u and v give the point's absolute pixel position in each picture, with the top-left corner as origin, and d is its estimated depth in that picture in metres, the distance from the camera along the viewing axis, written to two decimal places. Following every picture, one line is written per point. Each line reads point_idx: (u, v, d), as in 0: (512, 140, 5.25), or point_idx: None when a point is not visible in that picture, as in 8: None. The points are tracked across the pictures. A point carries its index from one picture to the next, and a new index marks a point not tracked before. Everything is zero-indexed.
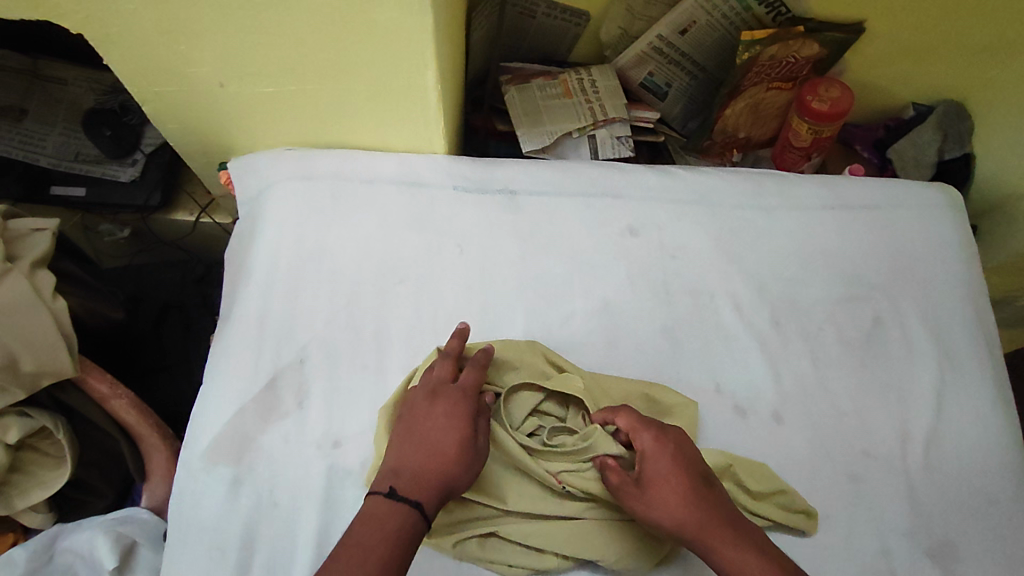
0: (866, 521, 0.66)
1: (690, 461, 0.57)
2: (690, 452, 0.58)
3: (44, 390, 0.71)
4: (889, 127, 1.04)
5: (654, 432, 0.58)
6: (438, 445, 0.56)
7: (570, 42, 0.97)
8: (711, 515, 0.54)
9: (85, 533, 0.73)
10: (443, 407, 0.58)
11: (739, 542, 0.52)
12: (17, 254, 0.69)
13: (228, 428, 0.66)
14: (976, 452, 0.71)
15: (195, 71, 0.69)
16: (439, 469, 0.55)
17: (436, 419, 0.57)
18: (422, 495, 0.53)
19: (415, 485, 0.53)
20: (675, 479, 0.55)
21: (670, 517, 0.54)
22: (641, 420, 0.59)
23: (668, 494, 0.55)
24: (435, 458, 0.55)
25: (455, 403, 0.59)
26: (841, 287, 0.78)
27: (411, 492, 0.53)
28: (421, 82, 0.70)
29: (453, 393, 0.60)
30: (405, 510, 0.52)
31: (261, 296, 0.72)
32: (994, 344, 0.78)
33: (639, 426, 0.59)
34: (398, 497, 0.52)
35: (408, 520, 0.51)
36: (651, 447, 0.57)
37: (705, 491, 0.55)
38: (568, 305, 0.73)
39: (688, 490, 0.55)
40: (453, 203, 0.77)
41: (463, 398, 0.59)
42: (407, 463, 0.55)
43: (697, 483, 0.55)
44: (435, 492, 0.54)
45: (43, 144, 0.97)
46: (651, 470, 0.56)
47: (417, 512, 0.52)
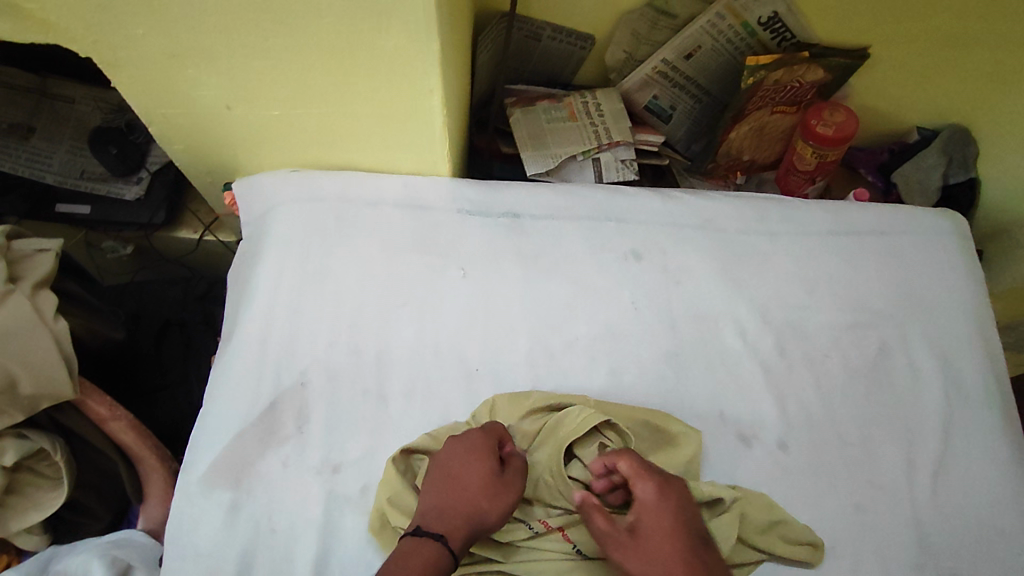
0: (874, 553, 0.65)
1: (689, 518, 0.56)
2: (688, 508, 0.57)
3: (44, 411, 0.71)
4: (894, 151, 1.03)
5: (655, 483, 0.58)
6: (461, 481, 0.58)
7: (574, 65, 0.98)
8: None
9: (78, 557, 0.72)
10: (465, 445, 0.60)
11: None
12: (19, 275, 0.69)
13: (226, 453, 0.65)
14: (986, 482, 0.70)
15: (202, 94, 0.69)
16: (466, 506, 0.57)
17: (457, 456, 0.60)
18: (446, 529, 0.55)
19: (441, 521, 0.56)
20: (670, 534, 0.55)
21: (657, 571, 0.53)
22: (644, 467, 0.58)
23: (659, 551, 0.54)
24: (459, 495, 0.57)
25: (477, 439, 0.61)
26: (847, 314, 0.77)
27: (436, 528, 0.55)
28: (427, 107, 0.70)
29: (473, 431, 0.62)
30: (431, 544, 0.54)
31: (264, 319, 0.71)
32: (1003, 373, 0.77)
33: (641, 475, 0.58)
34: (424, 532, 0.54)
35: (436, 552, 0.53)
36: (653, 500, 0.56)
37: (699, 551, 0.54)
38: (571, 329, 0.73)
39: (682, 549, 0.54)
40: (457, 226, 0.77)
41: (482, 435, 0.61)
42: (432, 503, 0.57)
43: (690, 542, 0.55)
44: (459, 526, 0.56)
45: (49, 162, 0.97)
46: (647, 523, 0.55)
47: (444, 546, 0.54)
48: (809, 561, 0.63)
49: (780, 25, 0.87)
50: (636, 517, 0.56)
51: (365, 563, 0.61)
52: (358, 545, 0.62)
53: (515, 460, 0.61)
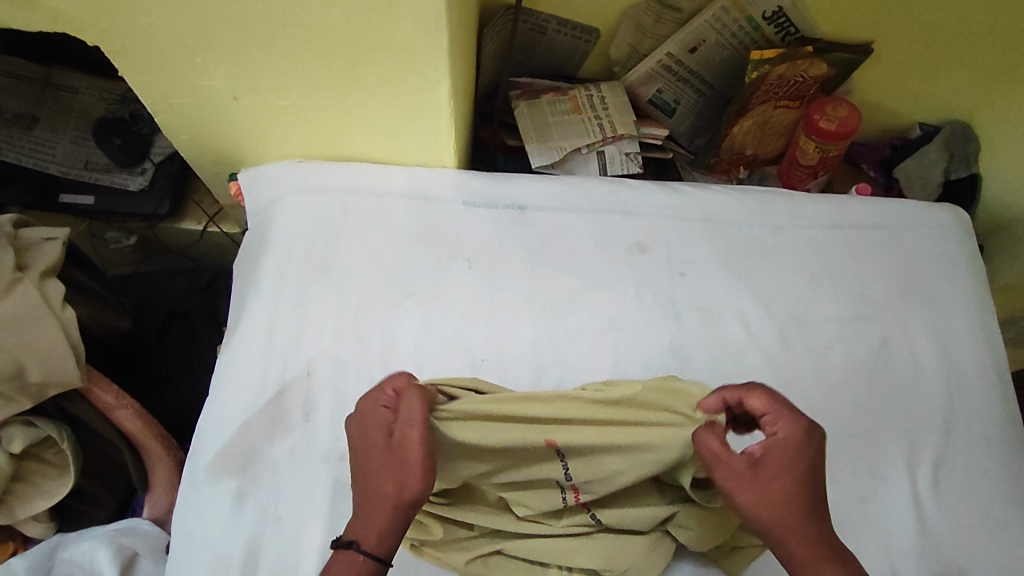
0: (873, 542, 0.66)
1: (820, 468, 0.48)
2: (824, 457, 0.49)
3: (51, 400, 0.71)
4: (895, 147, 1.04)
5: (796, 423, 0.48)
6: (359, 466, 0.51)
7: (578, 59, 0.98)
8: (813, 528, 0.47)
9: (85, 544, 0.73)
10: (356, 421, 0.52)
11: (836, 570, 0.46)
12: (27, 262, 0.69)
13: (233, 441, 0.66)
14: (986, 473, 0.71)
15: (209, 83, 0.69)
16: (369, 492, 0.49)
17: (355, 436, 0.52)
18: (353, 530, 0.49)
19: (352, 522, 0.50)
20: (798, 479, 0.47)
21: (772, 515, 0.47)
22: (785, 403, 0.49)
23: (779, 499, 0.47)
24: (363, 486, 0.50)
25: (367, 407, 0.52)
26: (849, 306, 0.77)
27: (346, 532, 0.49)
28: (433, 98, 0.70)
29: (371, 392, 0.53)
30: (343, 554, 0.48)
31: (270, 308, 0.72)
32: (1004, 365, 0.78)
33: (781, 411, 0.49)
34: (338, 543, 0.49)
35: (351, 561, 0.48)
36: (787, 439, 0.48)
37: (819, 501, 0.48)
38: (577, 320, 0.73)
39: (802, 497, 0.47)
40: (463, 217, 0.77)
41: (375, 396, 0.52)
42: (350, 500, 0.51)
43: (816, 495, 0.47)
44: (366, 520, 0.49)
45: (53, 153, 0.97)
46: (777, 460, 0.47)
47: (355, 550, 0.48)
48: None
49: (785, 20, 0.87)
50: (761, 453, 0.48)
51: None
52: None
53: (408, 409, 0.49)
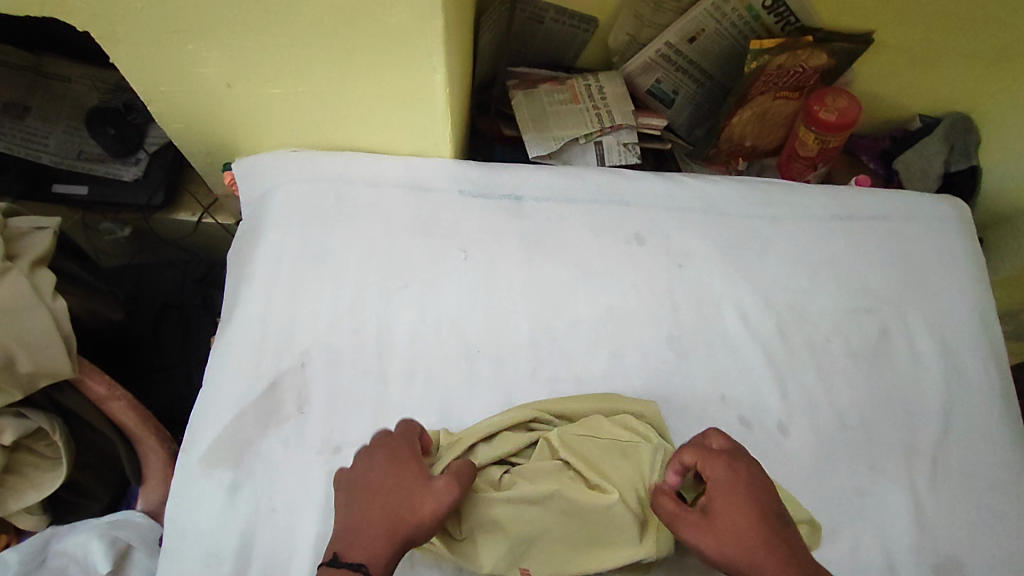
0: (872, 535, 0.66)
1: (766, 499, 0.53)
2: (765, 488, 0.54)
3: (43, 393, 0.71)
4: (895, 138, 1.03)
5: (727, 464, 0.55)
6: (379, 497, 0.54)
7: (576, 49, 0.97)
8: (782, 559, 0.50)
9: (78, 536, 0.72)
10: (386, 460, 0.56)
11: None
12: (18, 252, 0.68)
13: (226, 432, 0.65)
14: (984, 466, 0.71)
15: (202, 71, 0.68)
16: (389, 522, 0.52)
17: (375, 471, 0.55)
18: (363, 554, 0.51)
19: (358, 545, 0.52)
20: (746, 515, 0.52)
21: (738, 556, 0.51)
22: (712, 449, 0.56)
23: (734, 536, 0.51)
24: (384, 517, 0.52)
25: (402, 451, 0.56)
26: (848, 298, 0.77)
27: (352, 554, 0.51)
28: (429, 86, 0.69)
29: (395, 439, 0.57)
30: (347, 575, 0.50)
31: (264, 298, 0.71)
32: (1003, 358, 0.77)
33: (709, 458, 0.55)
34: (340, 563, 0.51)
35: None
36: (722, 482, 0.54)
37: (778, 530, 0.52)
38: (574, 312, 0.73)
39: (757, 531, 0.51)
40: (459, 207, 0.77)
41: (404, 445, 0.57)
42: (355, 525, 0.53)
43: (769, 521, 0.52)
44: (378, 546, 0.51)
45: (45, 142, 0.96)
46: (718, 503, 0.53)
47: (364, 574, 0.51)
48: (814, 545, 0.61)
49: (785, 9, 0.86)
50: (709, 498, 0.54)
51: None
52: None
53: (454, 466, 0.55)
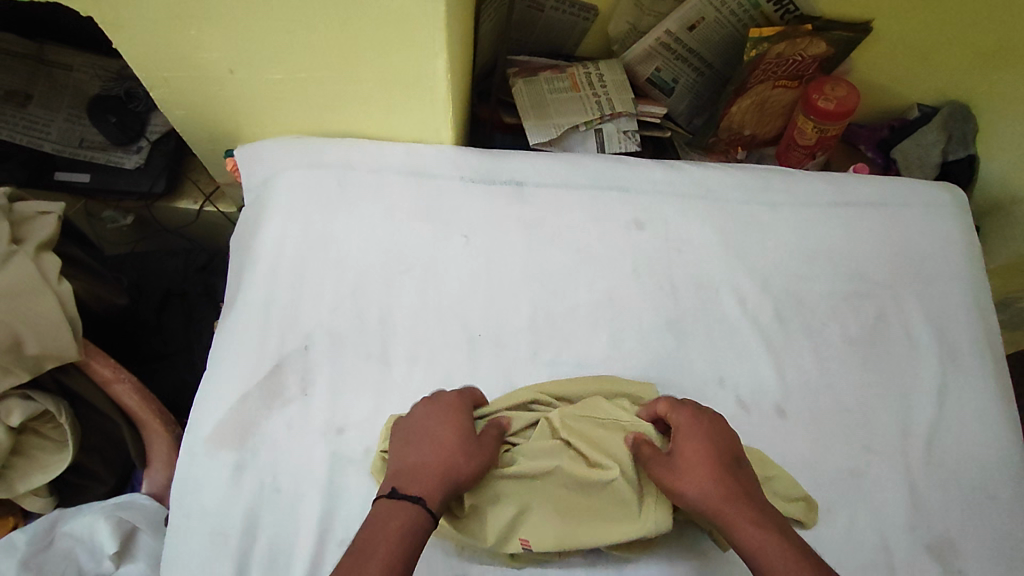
0: (868, 516, 0.66)
1: (724, 440, 0.56)
2: (727, 433, 0.57)
3: (49, 372, 0.71)
4: (894, 127, 1.04)
5: (693, 410, 0.58)
6: (434, 440, 0.56)
7: (576, 37, 0.98)
8: (733, 493, 0.52)
9: (85, 518, 0.73)
10: (440, 411, 0.59)
11: (754, 518, 0.51)
12: (23, 236, 0.69)
13: (231, 413, 0.66)
14: (977, 449, 0.72)
15: (205, 56, 0.68)
16: (443, 463, 0.55)
17: (430, 420, 0.58)
18: (422, 488, 0.52)
19: (417, 481, 0.53)
20: (704, 452, 0.55)
21: (693, 488, 0.53)
22: (682, 399, 0.60)
23: (690, 469, 0.54)
24: (437, 456, 0.55)
25: (453, 404, 0.60)
26: (844, 284, 0.78)
27: (411, 487, 0.52)
28: (430, 72, 0.70)
29: (445, 395, 0.61)
30: (408, 505, 0.51)
31: (267, 282, 0.72)
32: (997, 343, 0.78)
33: (677, 406, 0.59)
34: (400, 494, 0.52)
35: (416, 511, 0.51)
36: (686, 424, 0.57)
37: (733, 470, 0.54)
38: (573, 296, 0.74)
39: (712, 465, 0.54)
40: (460, 193, 0.77)
41: (455, 400, 0.60)
42: (411, 462, 0.55)
43: (725, 460, 0.55)
44: (438, 484, 0.53)
45: (47, 130, 0.97)
46: (679, 441, 0.56)
47: (422, 505, 0.51)
48: (802, 522, 0.63)
49: None
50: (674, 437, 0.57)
51: None
52: (362, 508, 0.62)
53: (495, 426, 0.60)
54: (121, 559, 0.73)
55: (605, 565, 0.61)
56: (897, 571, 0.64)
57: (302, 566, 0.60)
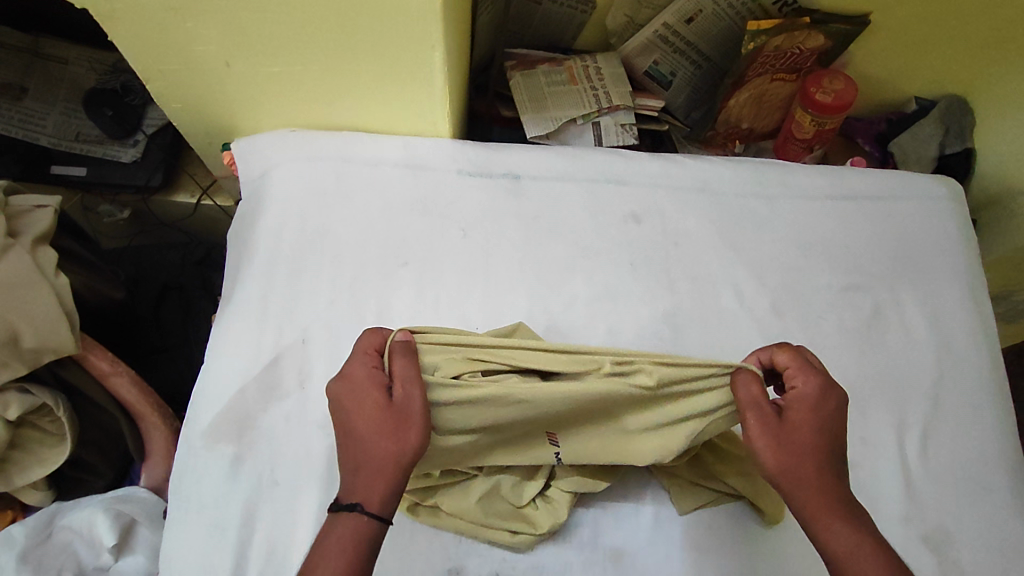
0: (863, 508, 0.67)
1: (838, 427, 0.53)
2: (841, 419, 0.54)
3: (47, 367, 0.71)
4: (891, 121, 1.04)
5: (821, 383, 0.54)
6: (354, 427, 0.52)
7: (574, 30, 0.97)
8: (829, 484, 0.51)
9: (83, 511, 0.73)
10: (347, 387, 0.53)
11: (849, 519, 0.50)
12: (19, 230, 0.69)
13: (229, 406, 0.66)
14: (972, 440, 0.72)
15: (201, 49, 0.68)
16: (369, 451, 0.50)
17: (343, 402, 0.53)
18: (358, 491, 0.50)
19: (352, 483, 0.50)
20: (819, 435, 0.52)
21: (793, 465, 0.51)
22: (809, 364, 0.55)
23: (799, 447, 0.52)
24: (360, 447, 0.51)
25: (360, 375, 0.54)
26: (840, 276, 0.78)
27: (349, 493, 0.50)
28: (427, 65, 0.70)
29: (352, 366, 0.55)
30: (347, 515, 0.49)
31: (265, 275, 0.72)
32: (993, 336, 0.78)
33: (805, 370, 0.55)
34: (339, 505, 0.49)
35: (357, 520, 0.49)
36: (811, 395, 0.53)
37: (837, 460, 0.52)
38: (570, 289, 0.74)
39: (820, 451, 0.52)
40: (458, 186, 0.77)
41: (360, 370, 0.54)
42: (345, 462, 0.51)
43: (833, 449, 0.52)
44: (369, 477, 0.50)
45: (43, 123, 0.96)
46: (797, 414, 0.53)
47: (361, 511, 0.49)
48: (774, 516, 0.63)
49: None
50: (789, 409, 0.54)
51: None
52: None
53: (401, 371, 0.53)
54: (120, 552, 0.72)
55: (600, 554, 0.61)
56: None
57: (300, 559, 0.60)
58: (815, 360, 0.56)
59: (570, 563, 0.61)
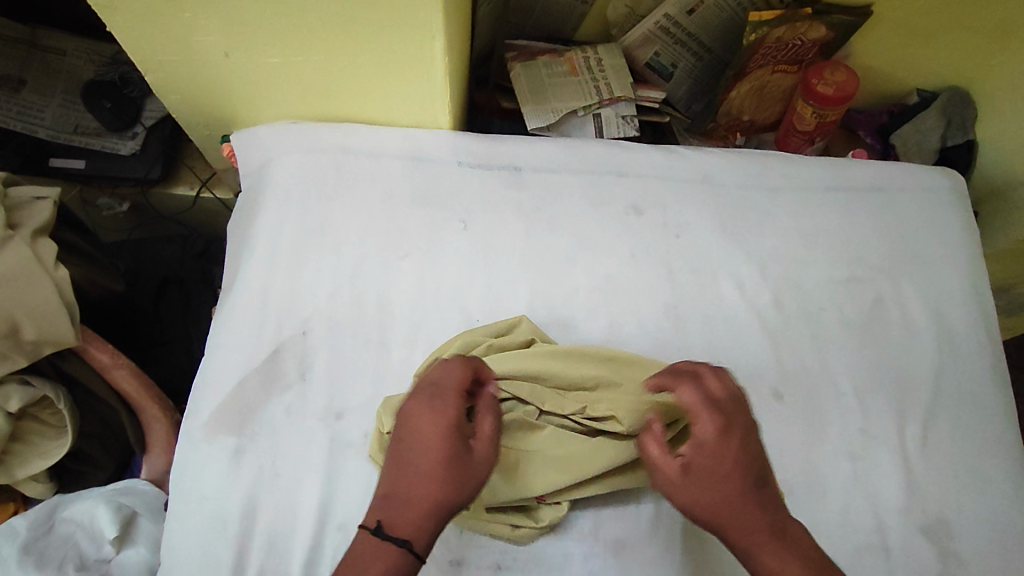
0: (864, 499, 0.67)
1: (750, 459, 0.51)
2: (751, 447, 0.51)
3: (47, 359, 0.71)
4: (892, 113, 1.04)
5: (719, 420, 0.51)
6: (428, 461, 0.50)
7: (574, 21, 0.97)
8: (754, 522, 0.48)
9: (85, 503, 0.73)
10: (435, 417, 0.52)
11: (781, 552, 0.47)
12: (18, 221, 0.68)
13: (230, 398, 0.66)
14: (973, 432, 0.72)
15: (200, 40, 0.68)
16: (434, 493, 0.49)
17: (421, 434, 0.52)
18: (409, 529, 0.48)
19: (404, 517, 0.48)
20: (727, 477, 0.49)
21: (709, 516, 0.49)
22: (703, 399, 0.52)
23: (710, 496, 0.49)
24: (427, 485, 0.49)
25: (450, 411, 0.53)
26: (842, 269, 0.78)
27: (399, 527, 0.48)
28: (428, 56, 0.69)
29: (439, 399, 0.53)
30: (393, 548, 0.47)
31: (265, 268, 0.72)
32: (994, 328, 0.78)
33: (701, 409, 0.52)
34: (386, 535, 0.48)
35: (400, 558, 0.47)
36: (710, 437, 0.51)
37: (756, 493, 0.49)
38: (572, 281, 0.73)
39: (734, 492, 0.49)
40: (458, 178, 0.77)
41: (450, 407, 0.53)
42: (401, 491, 0.50)
43: (750, 483, 0.50)
44: (426, 518, 0.49)
45: (41, 116, 0.96)
46: (699, 461, 0.50)
47: (407, 552, 0.47)
48: None
49: None
50: (695, 453, 0.51)
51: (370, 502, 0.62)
52: (361, 490, 0.63)
53: (488, 429, 0.53)
54: (122, 546, 0.72)
55: (601, 547, 0.61)
56: (893, 553, 0.65)
57: (302, 551, 0.60)
58: (710, 391, 0.53)
59: (572, 554, 0.61)
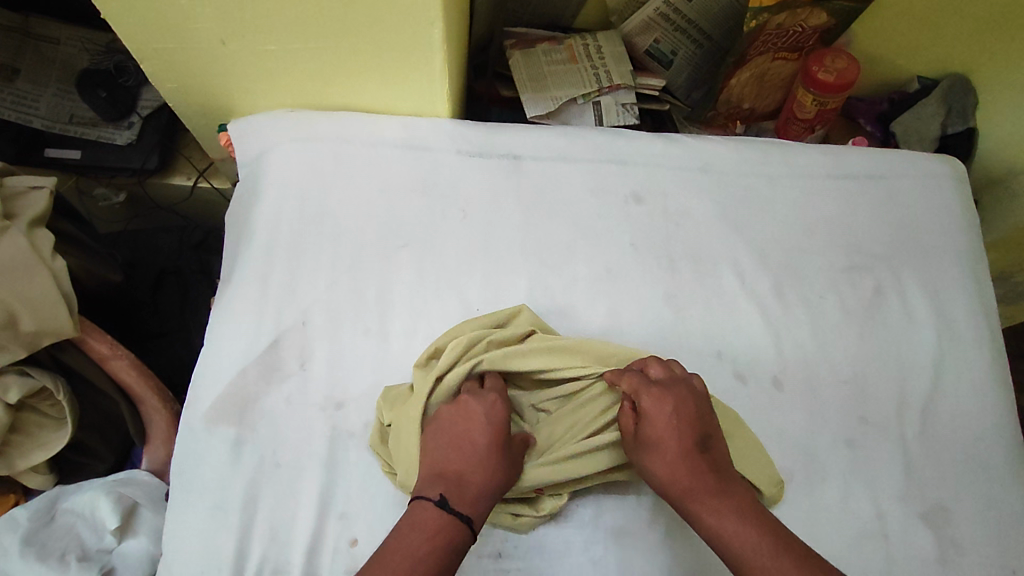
0: (864, 486, 0.67)
1: (688, 428, 0.57)
2: (690, 416, 0.57)
3: (45, 350, 0.72)
4: (892, 101, 1.03)
5: (655, 394, 0.58)
6: (482, 448, 0.57)
7: (574, 8, 0.96)
8: (691, 482, 0.55)
9: (84, 495, 0.73)
10: (488, 413, 0.59)
11: (716, 509, 0.53)
12: (15, 212, 0.68)
13: (230, 388, 0.66)
14: (971, 419, 0.72)
15: (196, 27, 0.67)
16: (490, 479, 0.56)
17: (477, 426, 0.58)
18: (471, 507, 0.54)
19: (466, 494, 0.54)
20: (667, 443, 0.56)
21: (656, 476, 0.56)
22: (642, 381, 0.59)
23: (654, 460, 0.56)
24: (485, 469, 0.56)
25: (500, 411, 0.60)
26: (842, 257, 0.78)
27: (462, 504, 0.53)
28: (427, 43, 0.69)
29: (491, 400, 0.60)
30: (458, 521, 0.52)
31: (263, 258, 0.71)
32: (993, 315, 0.78)
33: (641, 388, 0.59)
34: (451, 507, 0.53)
35: (458, 532, 0.52)
36: (649, 410, 0.58)
37: (695, 458, 0.56)
38: (572, 269, 0.73)
39: (674, 459, 0.56)
40: (457, 166, 0.77)
41: (500, 405, 0.60)
42: (461, 472, 0.55)
43: (687, 449, 0.56)
44: (483, 501, 0.55)
45: (36, 105, 0.95)
46: (644, 431, 0.57)
47: (469, 525, 0.53)
48: (771, 497, 0.63)
49: None
50: (642, 424, 0.58)
51: (371, 491, 0.62)
52: (361, 480, 0.63)
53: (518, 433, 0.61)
54: (122, 535, 0.72)
55: (601, 536, 0.61)
56: (891, 540, 0.65)
57: (302, 540, 0.60)
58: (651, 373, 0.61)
59: (573, 542, 0.61)
